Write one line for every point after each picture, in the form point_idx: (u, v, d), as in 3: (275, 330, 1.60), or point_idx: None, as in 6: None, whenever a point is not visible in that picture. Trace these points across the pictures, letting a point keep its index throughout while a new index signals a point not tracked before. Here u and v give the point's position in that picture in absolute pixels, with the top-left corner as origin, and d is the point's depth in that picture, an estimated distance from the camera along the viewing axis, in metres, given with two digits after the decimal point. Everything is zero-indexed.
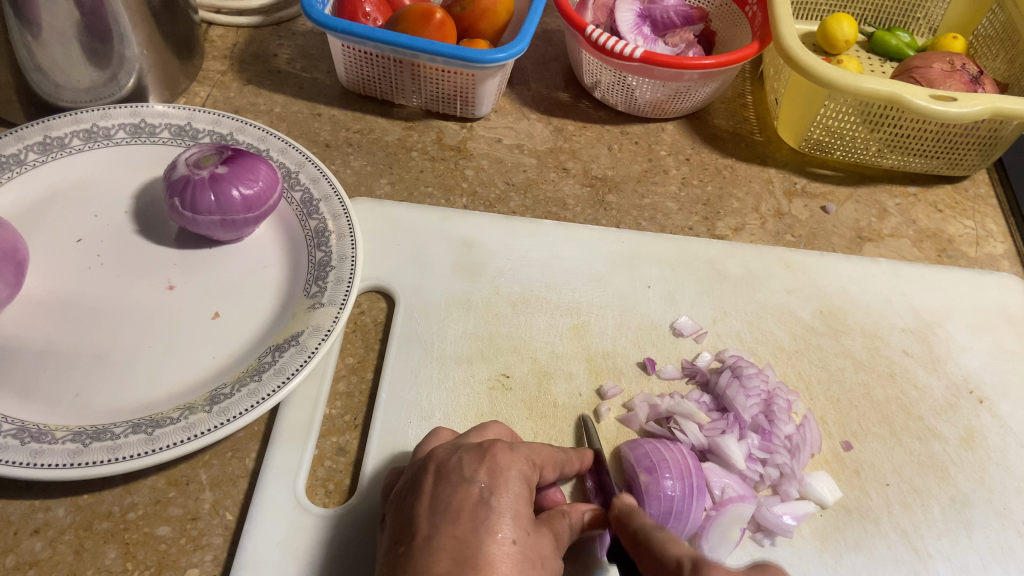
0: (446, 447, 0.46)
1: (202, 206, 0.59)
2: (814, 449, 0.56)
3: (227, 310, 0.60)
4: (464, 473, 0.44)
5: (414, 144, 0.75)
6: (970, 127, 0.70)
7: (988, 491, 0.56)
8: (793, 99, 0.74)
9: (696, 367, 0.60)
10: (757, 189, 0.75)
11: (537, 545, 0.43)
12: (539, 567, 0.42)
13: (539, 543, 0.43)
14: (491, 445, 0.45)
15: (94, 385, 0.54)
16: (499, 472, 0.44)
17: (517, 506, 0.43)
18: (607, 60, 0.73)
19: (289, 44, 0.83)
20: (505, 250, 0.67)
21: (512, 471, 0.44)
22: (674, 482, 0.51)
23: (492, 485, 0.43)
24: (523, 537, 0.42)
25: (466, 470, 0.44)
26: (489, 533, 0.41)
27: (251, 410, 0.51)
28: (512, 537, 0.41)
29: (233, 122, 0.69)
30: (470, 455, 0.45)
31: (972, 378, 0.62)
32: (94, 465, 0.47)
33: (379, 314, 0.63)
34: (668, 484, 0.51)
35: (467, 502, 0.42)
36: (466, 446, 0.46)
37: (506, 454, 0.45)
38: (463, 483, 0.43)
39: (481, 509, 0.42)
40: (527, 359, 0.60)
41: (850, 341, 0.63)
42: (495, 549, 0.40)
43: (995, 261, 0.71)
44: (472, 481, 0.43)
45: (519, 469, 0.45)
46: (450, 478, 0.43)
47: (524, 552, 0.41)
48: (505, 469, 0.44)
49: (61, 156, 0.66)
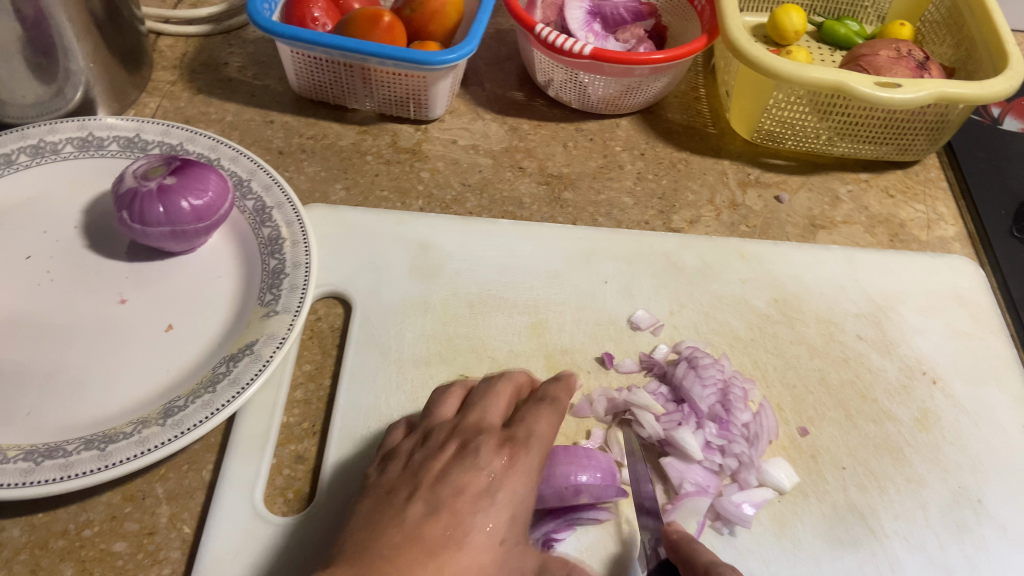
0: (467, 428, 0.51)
1: (152, 218, 0.59)
2: (772, 436, 0.56)
3: (181, 322, 0.59)
4: (479, 459, 0.48)
5: (368, 148, 0.75)
6: (917, 113, 0.71)
7: (943, 470, 0.57)
8: (743, 91, 0.75)
9: (653, 360, 0.60)
10: (712, 181, 0.76)
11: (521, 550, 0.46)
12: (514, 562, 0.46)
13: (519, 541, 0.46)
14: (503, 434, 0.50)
15: (46, 403, 0.53)
16: (510, 471, 0.48)
17: (514, 506, 0.47)
18: (558, 58, 0.74)
19: (240, 52, 0.82)
20: (462, 251, 0.67)
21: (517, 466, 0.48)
22: (590, 478, 0.51)
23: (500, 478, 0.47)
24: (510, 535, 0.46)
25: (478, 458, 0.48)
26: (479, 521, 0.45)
27: (205, 422, 0.51)
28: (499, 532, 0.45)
29: (183, 132, 0.68)
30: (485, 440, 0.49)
31: (925, 360, 0.63)
32: (46, 483, 0.47)
33: (336, 319, 0.63)
34: (586, 480, 0.51)
35: (473, 487, 0.47)
36: (487, 436, 0.50)
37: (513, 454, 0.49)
38: (473, 468, 0.48)
39: (483, 498, 0.46)
40: (486, 358, 0.60)
41: (805, 328, 0.64)
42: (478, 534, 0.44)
43: (946, 244, 0.72)
44: (479, 470, 0.47)
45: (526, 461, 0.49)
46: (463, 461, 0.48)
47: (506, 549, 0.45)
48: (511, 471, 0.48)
49: (8, 173, 0.65)
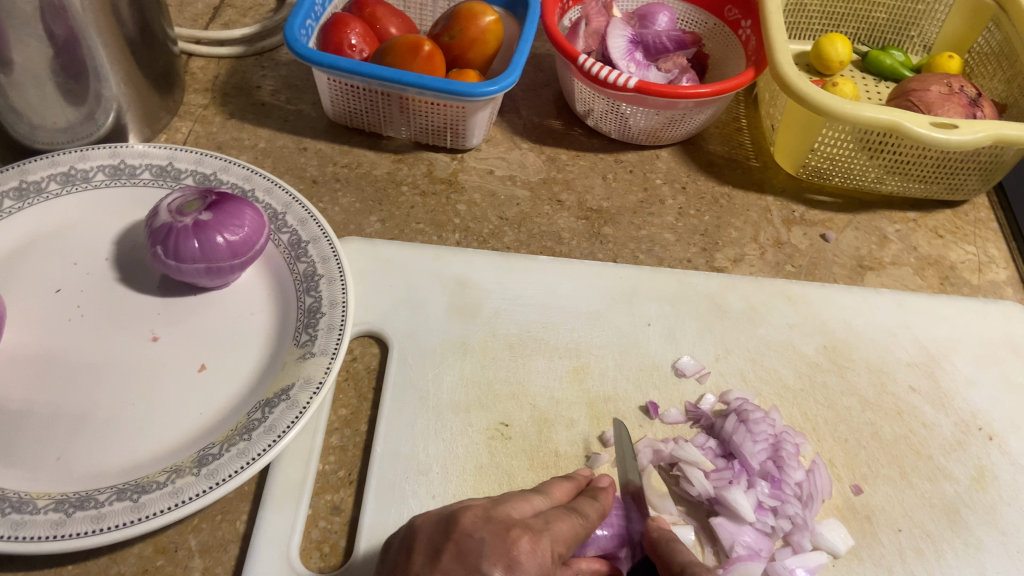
0: (476, 514, 0.44)
1: (186, 254, 0.57)
2: (824, 495, 0.55)
3: (215, 361, 0.58)
4: (483, 561, 0.41)
5: (403, 178, 0.73)
6: (971, 153, 0.69)
7: (1001, 534, 0.55)
8: (790, 126, 0.73)
9: (700, 411, 0.58)
10: (755, 218, 0.74)
11: None
12: None
13: None
14: (516, 534, 0.44)
15: (77, 447, 0.52)
16: (516, 569, 0.42)
17: None
18: (601, 90, 0.72)
19: (273, 75, 0.80)
20: (501, 289, 0.65)
21: (531, 567, 0.42)
22: (604, 530, 0.51)
23: None
24: None
25: (485, 559, 0.42)
26: None
27: (240, 472, 0.49)
28: None
29: (216, 161, 0.66)
30: (493, 539, 0.43)
31: (980, 414, 0.61)
32: (77, 537, 0.46)
33: (372, 360, 0.61)
34: (598, 534, 0.51)
35: None
36: (494, 523, 0.44)
37: (529, 551, 0.43)
38: (476, 573, 0.41)
39: None
40: (527, 405, 0.58)
41: (856, 378, 0.62)
42: None
43: (998, 288, 0.70)
44: (485, 575, 0.41)
45: (540, 562, 0.43)
46: (465, 563, 0.41)
47: None
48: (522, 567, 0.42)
49: (38, 201, 0.63)
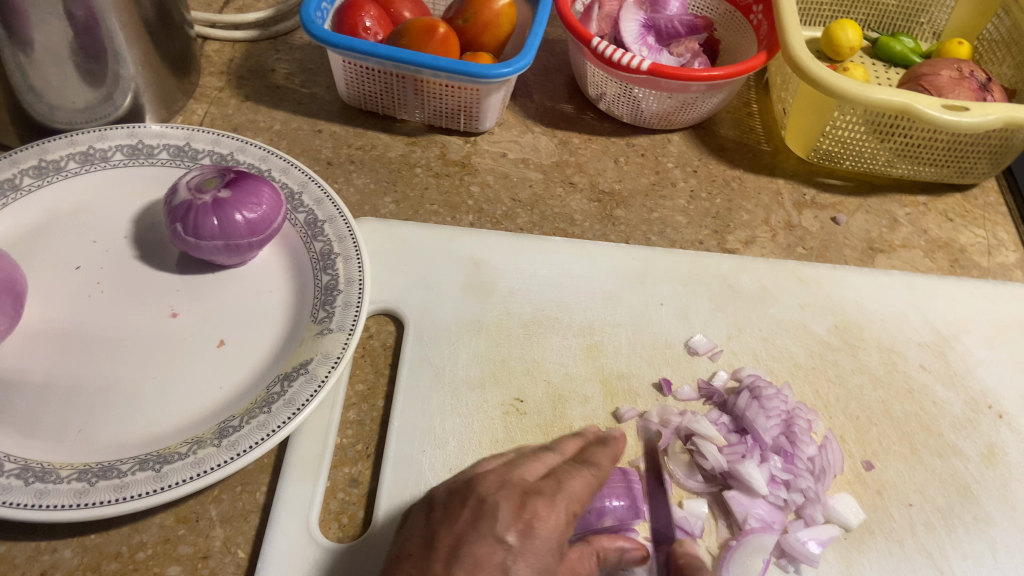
0: (491, 480, 0.47)
1: (206, 231, 0.58)
2: (836, 471, 0.55)
3: (233, 337, 0.58)
4: (497, 527, 0.44)
5: (417, 160, 0.74)
6: (982, 136, 0.70)
7: (1011, 509, 0.56)
8: (802, 109, 0.73)
9: (712, 388, 0.59)
10: (766, 201, 0.74)
11: None
12: None
13: None
14: (531, 500, 0.46)
15: (98, 420, 0.52)
16: (530, 535, 0.44)
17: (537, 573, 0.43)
18: (613, 72, 0.72)
19: (287, 58, 0.81)
20: (515, 269, 0.65)
21: (546, 532, 0.45)
22: (620, 502, 0.51)
23: (519, 550, 0.43)
24: None
25: (499, 526, 0.44)
26: None
27: (260, 444, 0.50)
28: None
29: (233, 142, 0.67)
30: (508, 506, 0.45)
31: (990, 393, 0.61)
32: (101, 505, 0.46)
33: (387, 338, 0.61)
34: (614, 504, 0.51)
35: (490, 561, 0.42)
36: (509, 488, 0.46)
37: (543, 517, 0.45)
38: (491, 539, 0.43)
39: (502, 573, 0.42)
40: (541, 382, 0.59)
41: (867, 357, 0.62)
42: None
43: (1007, 271, 0.71)
44: (500, 540, 0.43)
45: (555, 525, 0.45)
46: (480, 529, 0.44)
47: None
48: (536, 533, 0.44)
49: (57, 180, 0.64)
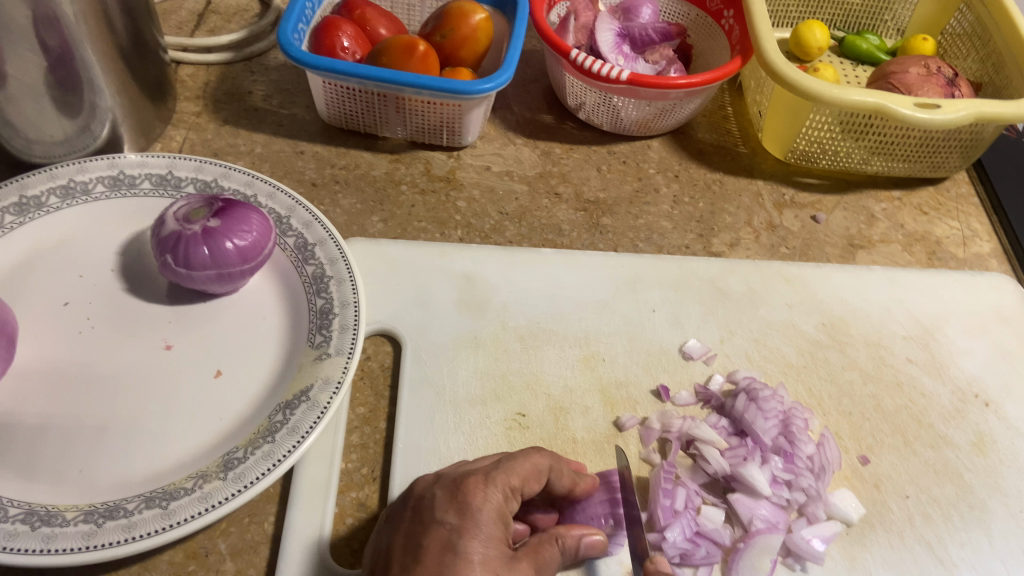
0: (427, 481, 0.48)
1: (196, 261, 0.58)
2: (834, 467, 0.57)
3: (230, 367, 0.58)
4: (436, 513, 0.44)
5: (402, 177, 0.74)
6: (953, 131, 0.71)
7: (1004, 495, 0.57)
8: (777, 111, 0.75)
9: (710, 392, 0.60)
10: (748, 202, 0.75)
11: None
12: None
13: None
14: (464, 480, 0.46)
15: (100, 458, 0.52)
16: (468, 511, 0.44)
17: (487, 549, 0.43)
18: (592, 83, 0.73)
19: (264, 80, 0.81)
20: (507, 282, 0.66)
21: (485, 507, 0.45)
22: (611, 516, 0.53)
23: (459, 526, 0.43)
24: None
25: (437, 510, 0.44)
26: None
27: (267, 474, 0.49)
28: None
29: (216, 168, 0.67)
30: (444, 493, 0.46)
31: (976, 382, 0.63)
32: (110, 546, 0.45)
33: (385, 358, 0.61)
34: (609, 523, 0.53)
35: (435, 543, 0.43)
36: (443, 480, 0.47)
37: (478, 492, 0.45)
38: (433, 523, 0.44)
39: (448, 552, 0.42)
40: (541, 395, 0.59)
41: (855, 352, 0.64)
42: None
43: (983, 260, 0.73)
44: (440, 523, 0.44)
45: (492, 501, 0.45)
46: (423, 518, 0.44)
47: None
48: (475, 508, 0.44)
49: (39, 215, 0.63)
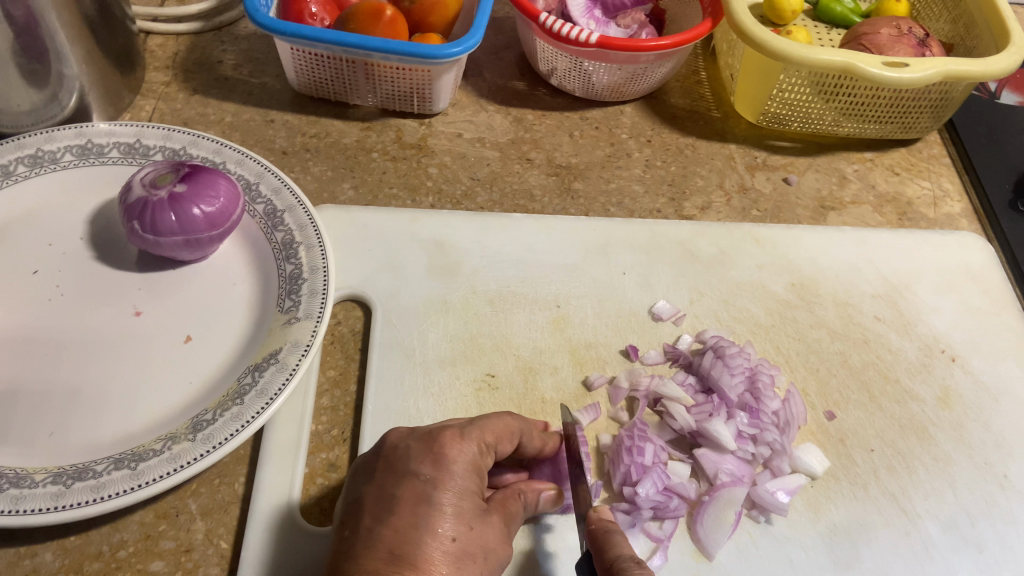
0: (399, 432, 0.47)
1: (164, 227, 0.58)
2: (800, 422, 0.57)
3: (200, 332, 0.58)
4: (411, 464, 0.44)
5: (373, 145, 0.74)
6: (923, 91, 0.71)
7: (968, 447, 0.58)
8: (749, 74, 0.75)
9: (678, 350, 0.60)
10: (720, 166, 0.76)
11: (481, 538, 0.43)
12: (479, 561, 0.42)
13: (483, 535, 0.43)
14: (440, 434, 0.46)
15: (70, 422, 0.52)
16: (445, 465, 0.44)
17: (460, 502, 0.43)
18: (562, 46, 0.73)
19: (234, 49, 0.80)
20: (477, 247, 0.66)
21: (460, 462, 0.45)
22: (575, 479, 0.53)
23: (436, 480, 0.43)
24: (463, 532, 0.42)
25: (412, 462, 0.44)
26: (429, 529, 0.41)
27: (235, 436, 0.50)
28: (452, 533, 0.42)
29: (185, 136, 0.66)
30: (419, 444, 0.45)
31: (943, 338, 0.64)
32: (79, 507, 0.46)
33: (356, 323, 0.62)
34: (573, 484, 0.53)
35: (409, 495, 0.43)
36: (418, 434, 0.46)
37: (454, 446, 0.45)
38: (408, 474, 0.44)
39: (423, 505, 0.42)
40: (511, 356, 0.60)
41: (824, 311, 0.64)
42: (434, 548, 0.41)
43: (953, 220, 0.73)
44: (415, 474, 0.43)
45: (467, 455, 0.45)
46: (396, 470, 0.44)
47: (464, 548, 0.42)
48: (451, 463, 0.44)
49: (6, 184, 0.63)
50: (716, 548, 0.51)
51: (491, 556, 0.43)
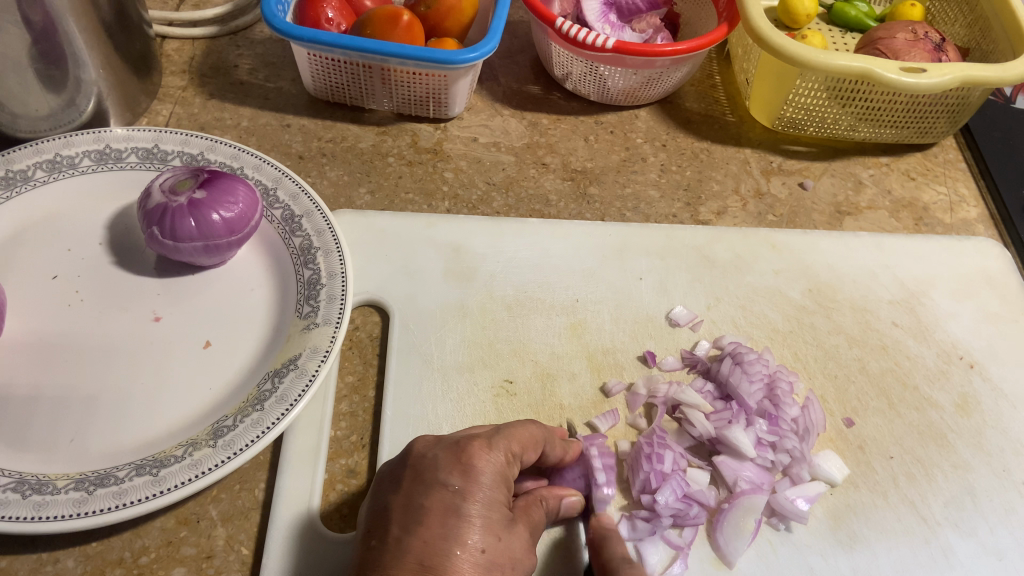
0: (426, 441, 0.47)
1: (183, 233, 0.58)
2: (819, 429, 0.57)
3: (219, 338, 0.58)
4: (439, 474, 0.44)
5: (389, 149, 0.74)
6: (940, 96, 0.71)
7: (987, 455, 0.58)
8: (765, 79, 0.75)
9: (696, 357, 0.60)
10: (735, 170, 0.76)
11: (508, 548, 0.43)
12: (507, 571, 0.43)
13: (511, 545, 0.44)
14: (467, 443, 0.46)
15: (91, 428, 0.52)
16: (473, 475, 0.44)
17: (488, 512, 0.43)
18: (578, 51, 0.73)
19: (249, 53, 0.80)
20: (494, 252, 0.66)
21: (488, 472, 0.45)
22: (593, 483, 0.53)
23: (465, 491, 0.43)
24: (493, 543, 0.43)
25: (441, 472, 0.44)
26: (459, 541, 0.41)
27: (256, 442, 0.50)
28: (481, 544, 0.42)
29: (202, 141, 0.67)
30: (447, 454, 0.45)
31: (960, 344, 0.64)
32: (102, 513, 0.46)
33: (373, 328, 0.62)
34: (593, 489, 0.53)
35: (438, 505, 0.43)
36: (445, 443, 0.46)
37: (482, 456, 0.45)
38: (436, 485, 0.43)
39: (453, 517, 0.42)
40: (529, 362, 0.60)
41: (841, 317, 0.64)
42: (464, 558, 0.41)
43: (970, 225, 0.73)
44: (444, 484, 0.43)
45: (495, 465, 0.45)
46: (424, 479, 0.44)
47: (493, 559, 0.42)
48: (479, 473, 0.44)
49: (26, 189, 0.63)
50: (736, 555, 0.51)
51: (518, 566, 0.44)
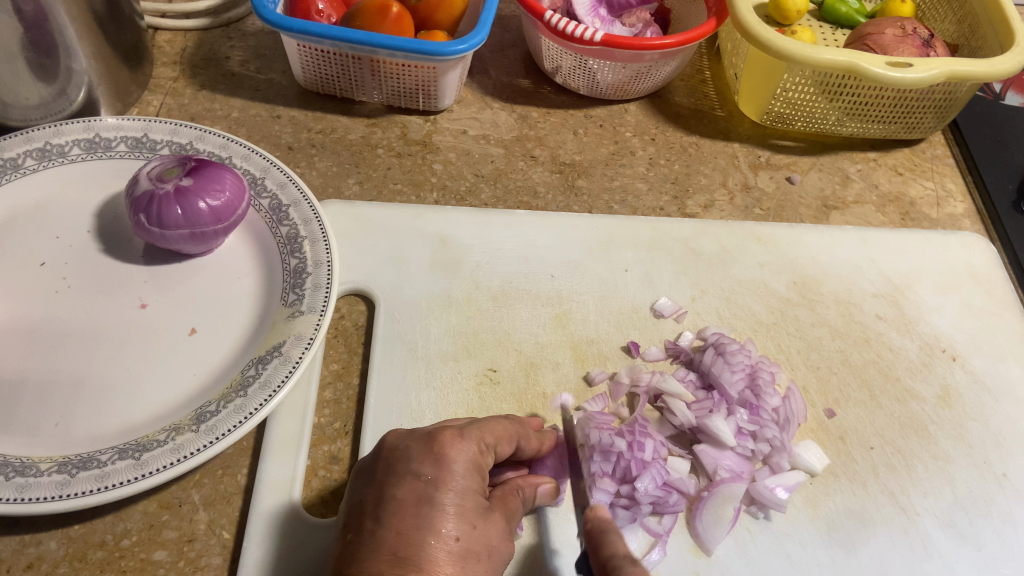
0: (397, 434, 0.47)
1: (170, 220, 0.58)
2: (800, 419, 0.58)
3: (204, 325, 0.59)
4: (412, 465, 0.44)
5: (378, 141, 0.74)
6: (927, 91, 0.72)
7: (968, 446, 0.58)
8: (753, 73, 0.75)
9: (679, 347, 0.61)
10: (723, 164, 0.76)
11: (485, 535, 0.44)
12: (484, 559, 0.43)
13: (487, 533, 0.44)
14: (440, 433, 0.46)
15: (75, 412, 0.53)
16: (446, 464, 0.44)
17: (462, 501, 0.44)
18: (567, 44, 0.73)
19: (241, 45, 0.81)
20: (480, 243, 0.66)
21: (461, 461, 0.45)
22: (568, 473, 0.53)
23: (437, 479, 0.44)
24: (468, 531, 0.43)
25: (413, 462, 0.44)
26: (433, 530, 0.42)
27: (238, 427, 0.50)
28: (456, 533, 0.42)
29: (191, 131, 0.67)
30: (419, 444, 0.45)
31: (944, 337, 0.64)
32: (83, 496, 0.46)
33: (359, 317, 0.62)
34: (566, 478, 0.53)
35: (411, 496, 0.43)
36: (417, 435, 0.46)
37: (454, 445, 0.45)
38: (409, 475, 0.44)
39: (426, 506, 0.43)
40: (513, 352, 0.60)
41: (825, 310, 0.65)
42: (439, 549, 0.41)
43: (956, 220, 0.73)
44: (417, 474, 0.44)
45: (468, 455, 0.45)
46: (396, 471, 0.44)
47: (468, 548, 0.42)
48: (452, 462, 0.45)
49: (15, 177, 0.63)
50: (715, 543, 0.51)
51: (496, 554, 0.44)
